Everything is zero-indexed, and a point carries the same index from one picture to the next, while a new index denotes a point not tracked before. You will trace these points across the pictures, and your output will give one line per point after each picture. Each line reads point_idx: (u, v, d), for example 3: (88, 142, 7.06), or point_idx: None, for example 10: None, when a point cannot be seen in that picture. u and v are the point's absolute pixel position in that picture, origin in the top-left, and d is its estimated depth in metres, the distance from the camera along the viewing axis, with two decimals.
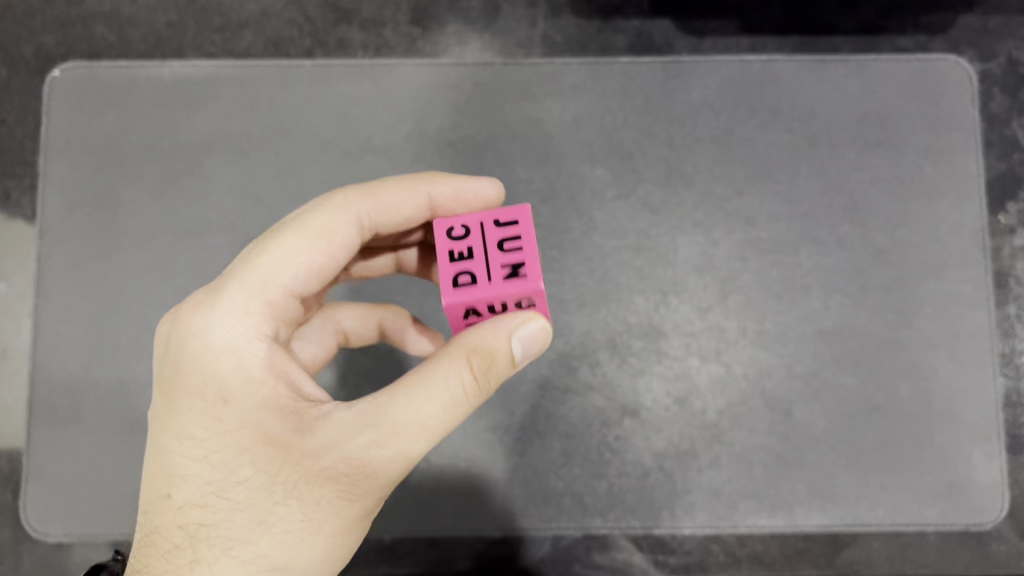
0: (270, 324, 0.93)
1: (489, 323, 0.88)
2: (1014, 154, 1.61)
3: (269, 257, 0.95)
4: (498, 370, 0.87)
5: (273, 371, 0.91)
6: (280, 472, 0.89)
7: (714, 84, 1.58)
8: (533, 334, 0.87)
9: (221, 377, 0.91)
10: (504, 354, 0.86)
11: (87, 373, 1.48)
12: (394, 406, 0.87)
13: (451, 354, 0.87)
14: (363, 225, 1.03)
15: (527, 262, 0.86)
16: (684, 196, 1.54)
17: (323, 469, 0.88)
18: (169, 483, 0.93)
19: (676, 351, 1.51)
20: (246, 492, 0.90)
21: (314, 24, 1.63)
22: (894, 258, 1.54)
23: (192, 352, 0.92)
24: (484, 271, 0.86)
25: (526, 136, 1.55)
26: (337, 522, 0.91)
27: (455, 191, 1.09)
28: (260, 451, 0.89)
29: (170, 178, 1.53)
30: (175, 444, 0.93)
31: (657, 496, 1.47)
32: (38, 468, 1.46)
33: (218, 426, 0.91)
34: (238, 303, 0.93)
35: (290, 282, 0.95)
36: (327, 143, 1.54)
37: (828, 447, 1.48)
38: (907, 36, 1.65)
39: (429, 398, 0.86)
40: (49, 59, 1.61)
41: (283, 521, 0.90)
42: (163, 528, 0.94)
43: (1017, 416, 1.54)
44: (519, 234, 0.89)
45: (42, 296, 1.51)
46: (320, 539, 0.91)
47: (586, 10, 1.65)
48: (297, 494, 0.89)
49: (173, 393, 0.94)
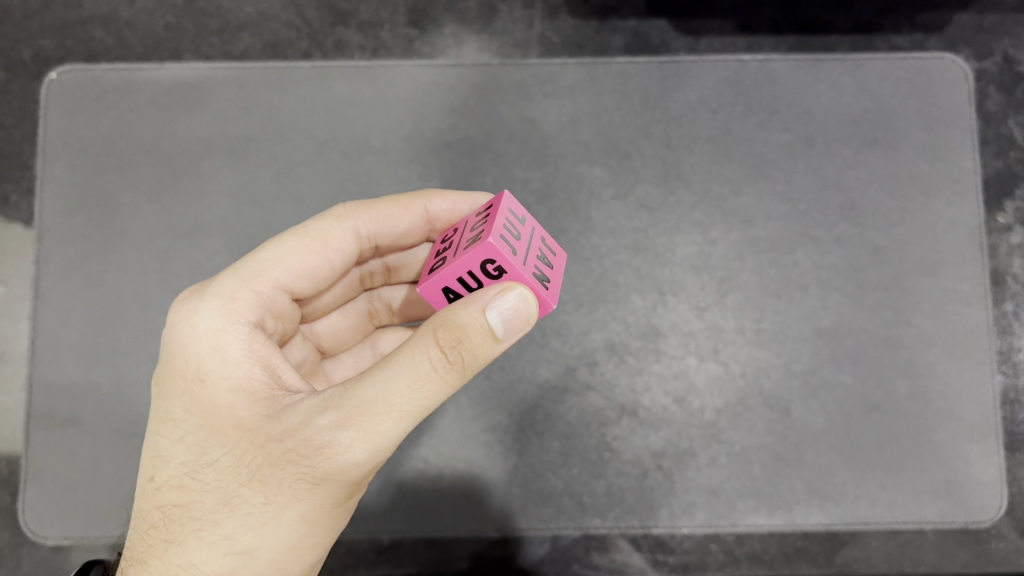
0: (253, 311, 0.95)
1: (464, 300, 0.84)
2: (1010, 152, 1.61)
3: (262, 252, 0.98)
4: (467, 346, 0.81)
5: (251, 354, 0.91)
6: (248, 453, 0.87)
7: (711, 83, 1.59)
8: (508, 308, 0.82)
9: (199, 359, 0.91)
10: (474, 328, 0.82)
11: (87, 376, 1.48)
12: (361, 385, 0.84)
13: (421, 332, 0.83)
14: (361, 234, 1.06)
15: (486, 228, 0.88)
16: (681, 196, 1.55)
17: (288, 450, 0.85)
18: (151, 465, 0.94)
19: (674, 351, 1.51)
20: (216, 474, 0.89)
21: (312, 27, 1.64)
22: (892, 256, 1.54)
23: (175, 335, 0.93)
24: (453, 251, 0.91)
25: (524, 136, 1.55)
26: (300, 509, 0.86)
27: (451, 205, 1.11)
28: (231, 432, 0.88)
29: (168, 181, 1.54)
30: (158, 426, 0.94)
31: (656, 495, 1.47)
32: (36, 471, 1.46)
33: (195, 406, 0.91)
34: (224, 289, 0.95)
35: (280, 277, 0.98)
36: (325, 144, 1.54)
37: (827, 445, 1.48)
38: (903, 35, 1.65)
39: (395, 376, 0.82)
40: (47, 62, 1.62)
41: (247, 504, 0.87)
42: (143, 510, 0.94)
43: (1014, 414, 1.54)
44: (489, 213, 0.93)
45: (41, 299, 1.52)
46: (284, 526, 0.86)
47: (582, 10, 1.66)
48: (261, 476, 0.86)
49: (159, 377, 0.95)
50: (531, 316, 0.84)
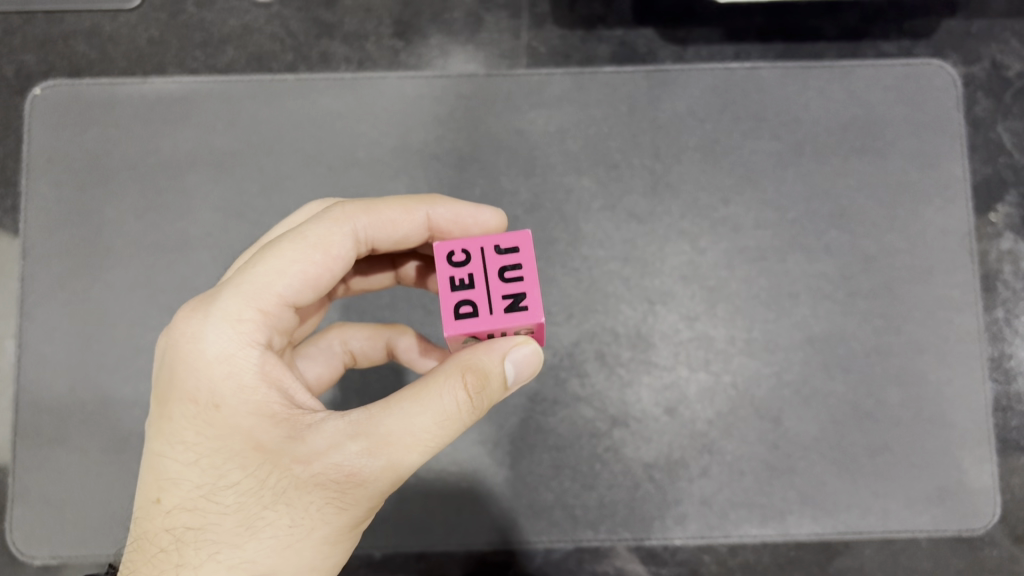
0: (264, 331, 0.91)
1: (483, 345, 0.86)
2: (999, 157, 1.60)
3: (265, 267, 0.92)
4: (490, 390, 0.84)
5: (264, 377, 0.88)
6: (269, 476, 0.85)
7: (699, 92, 1.58)
8: (525, 357, 0.86)
9: (212, 382, 0.88)
10: (498, 375, 0.84)
11: (73, 393, 1.47)
12: (386, 416, 0.83)
13: (448, 370, 0.84)
14: (360, 239, 0.99)
15: (528, 293, 0.84)
16: (670, 205, 1.54)
17: (314, 476, 0.84)
18: (158, 487, 0.89)
19: (664, 361, 1.50)
20: (235, 496, 0.86)
21: (296, 39, 1.62)
22: (882, 265, 1.54)
23: (184, 357, 0.89)
24: (485, 301, 0.84)
25: (511, 147, 1.55)
26: (326, 530, 0.86)
27: (455, 214, 1.05)
28: (251, 455, 0.86)
29: (154, 196, 1.53)
30: (166, 447, 0.89)
31: (648, 507, 1.47)
32: (23, 490, 1.45)
33: (210, 429, 0.87)
34: (231, 310, 0.90)
35: (284, 292, 0.92)
36: (311, 158, 1.53)
37: (818, 454, 1.48)
38: (891, 41, 1.63)
39: (421, 409, 0.83)
40: (29, 77, 1.59)
41: (270, 527, 0.85)
42: (149, 534, 0.88)
43: (1007, 420, 1.52)
44: (520, 263, 0.86)
45: (26, 317, 1.50)
46: (309, 547, 0.85)
47: (568, 19, 1.64)
48: (286, 499, 0.85)
49: (165, 399, 0.90)
50: (538, 366, 0.88)
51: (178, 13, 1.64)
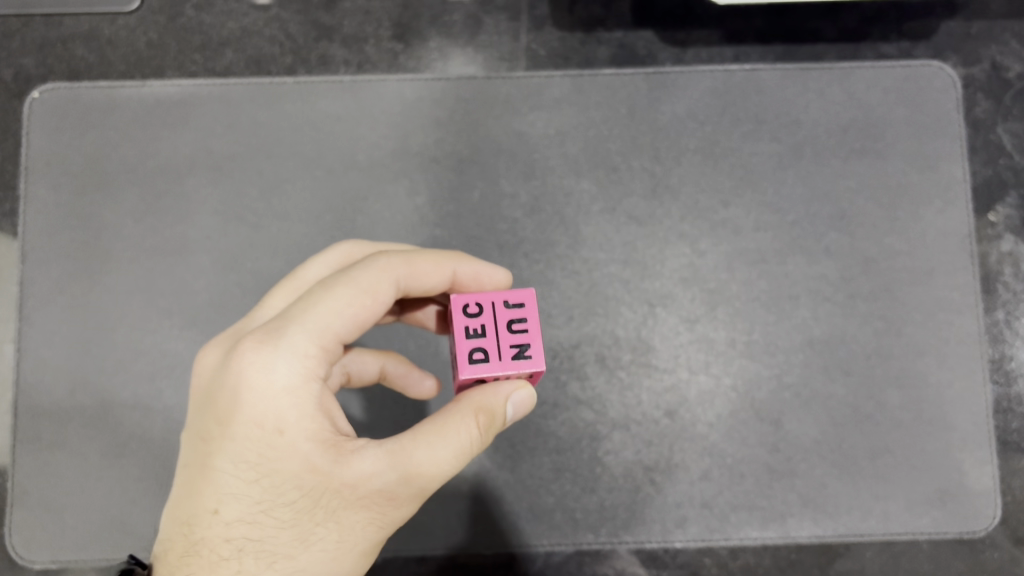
0: (324, 365, 0.91)
1: (489, 386, 0.92)
2: (999, 159, 1.60)
3: (324, 302, 0.92)
4: (496, 427, 0.91)
5: (319, 407, 0.89)
6: (322, 497, 0.87)
7: (698, 94, 1.58)
8: (521, 399, 0.93)
9: (277, 409, 0.88)
10: (500, 414, 0.91)
11: (72, 397, 1.47)
12: (419, 446, 0.87)
13: (461, 407, 0.89)
14: (401, 285, 1.00)
15: (533, 344, 0.88)
16: (670, 208, 1.54)
17: (362, 497, 0.87)
18: (217, 499, 0.89)
19: (664, 364, 1.50)
20: (291, 514, 0.88)
21: (295, 42, 1.61)
22: (882, 268, 1.53)
23: (247, 381, 0.88)
24: (495, 349, 0.87)
25: (510, 150, 1.55)
26: (367, 545, 0.90)
27: (475, 273, 1.08)
28: (309, 479, 0.87)
29: (153, 200, 1.53)
30: (224, 463, 0.89)
31: (648, 510, 1.46)
32: (22, 494, 1.45)
33: (271, 452, 0.87)
34: (297, 342, 0.89)
35: (340, 329, 0.92)
36: (310, 161, 1.53)
37: (819, 457, 1.48)
38: (891, 43, 1.63)
39: (442, 441, 0.87)
40: (28, 80, 1.59)
41: (322, 542, 0.88)
42: (204, 543, 0.89)
43: (1007, 422, 1.52)
44: (526, 315, 0.89)
45: (25, 321, 1.50)
46: (351, 560, 0.89)
47: (567, 21, 1.63)
48: (336, 518, 0.87)
49: (225, 416, 0.90)
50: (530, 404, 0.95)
51: (178, 16, 1.63)
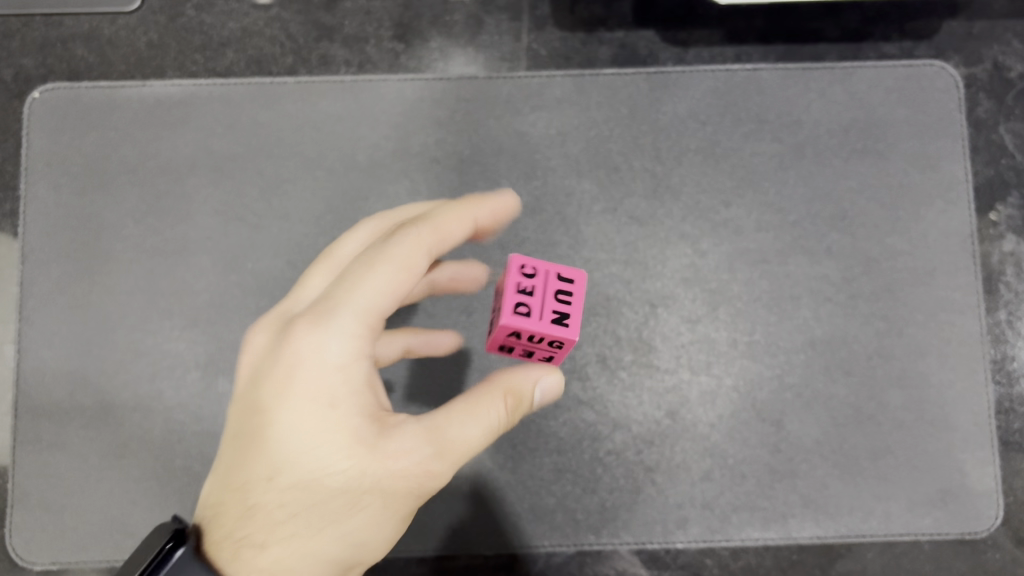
0: (371, 342, 0.91)
1: (522, 369, 0.96)
2: (1001, 159, 1.60)
3: (370, 277, 0.90)
4: (523, 410, 0.96)
5: (367, 381, 0.90)
6: (369, 471, 0.89)
7: (700, 94, 1.58)
8: (551, 387, 0.97)
9: (329, 383, 0.89)
10: (529, 398, 0.96)
11: (73, 398, 1.47)
12: (460, 421, 0.91)
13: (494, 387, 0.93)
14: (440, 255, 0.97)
15: (572, 315, 0.90)
16: (671, 208, 1.54)
17: (407, 471, 0.89)
18: (267, 468, 0.90)
19: (665, 364, 1.50)
20: (336, 485, 0.90)
21: (296, 42, 1.61)
22: (884, 268, 1.53)
23: (300, 356, 0.90)
24: (537, 307, 0.89)
25: (511, 150, 1.54)
26: (409, 512, 0.94)
27: (494, 213, 1.03)
28: (356, 452, 0.88)
29: (153, 200, 1.52)
30: (273, 433, 0.90)
31: (650, 511, 1.46)
32: (22, 495, 1.45)
33: (322, 425, 0.89)
34: (348, 320, 0.90)
35: (386, 305, 0.90)
36: (311, 161, 1.53)
37: (820, 458, 1.48)
38: (892, 43, 1.62)
39: (474, 420, 0.91)
40: (29, 80, 1.58)
41: (366, 510, 0.91)
42: (254, 508, 0.92)
43: (1009, 423, 1.52)
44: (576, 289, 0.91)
45: (26, 321, 1.50)
46: (393, 526, 0.93)
47: (568, 21, 1.62)
48: (381, 489, 0.90)
49: (274, 388, 0.90)
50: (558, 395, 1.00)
51: (178, 15, 1.62)
